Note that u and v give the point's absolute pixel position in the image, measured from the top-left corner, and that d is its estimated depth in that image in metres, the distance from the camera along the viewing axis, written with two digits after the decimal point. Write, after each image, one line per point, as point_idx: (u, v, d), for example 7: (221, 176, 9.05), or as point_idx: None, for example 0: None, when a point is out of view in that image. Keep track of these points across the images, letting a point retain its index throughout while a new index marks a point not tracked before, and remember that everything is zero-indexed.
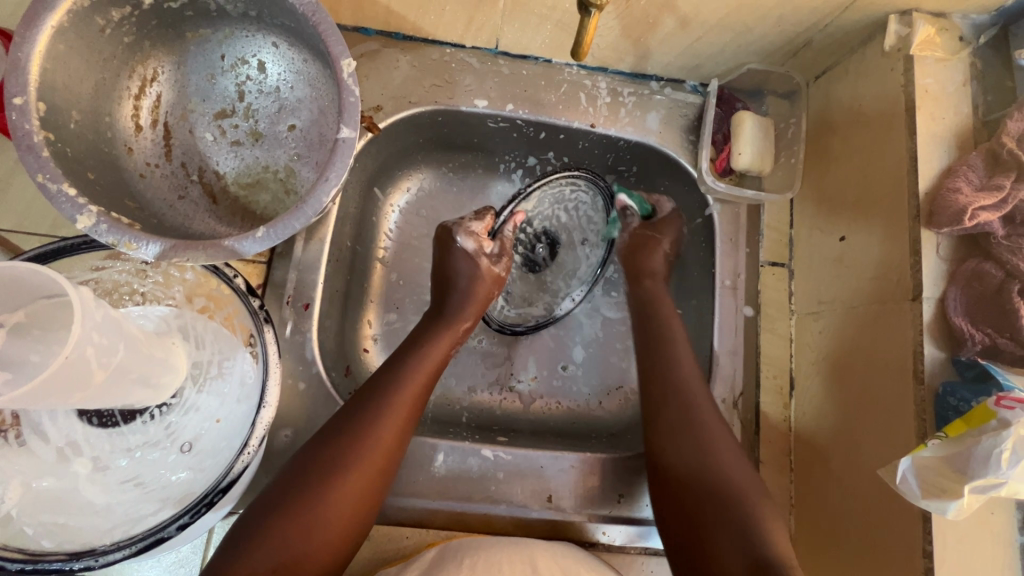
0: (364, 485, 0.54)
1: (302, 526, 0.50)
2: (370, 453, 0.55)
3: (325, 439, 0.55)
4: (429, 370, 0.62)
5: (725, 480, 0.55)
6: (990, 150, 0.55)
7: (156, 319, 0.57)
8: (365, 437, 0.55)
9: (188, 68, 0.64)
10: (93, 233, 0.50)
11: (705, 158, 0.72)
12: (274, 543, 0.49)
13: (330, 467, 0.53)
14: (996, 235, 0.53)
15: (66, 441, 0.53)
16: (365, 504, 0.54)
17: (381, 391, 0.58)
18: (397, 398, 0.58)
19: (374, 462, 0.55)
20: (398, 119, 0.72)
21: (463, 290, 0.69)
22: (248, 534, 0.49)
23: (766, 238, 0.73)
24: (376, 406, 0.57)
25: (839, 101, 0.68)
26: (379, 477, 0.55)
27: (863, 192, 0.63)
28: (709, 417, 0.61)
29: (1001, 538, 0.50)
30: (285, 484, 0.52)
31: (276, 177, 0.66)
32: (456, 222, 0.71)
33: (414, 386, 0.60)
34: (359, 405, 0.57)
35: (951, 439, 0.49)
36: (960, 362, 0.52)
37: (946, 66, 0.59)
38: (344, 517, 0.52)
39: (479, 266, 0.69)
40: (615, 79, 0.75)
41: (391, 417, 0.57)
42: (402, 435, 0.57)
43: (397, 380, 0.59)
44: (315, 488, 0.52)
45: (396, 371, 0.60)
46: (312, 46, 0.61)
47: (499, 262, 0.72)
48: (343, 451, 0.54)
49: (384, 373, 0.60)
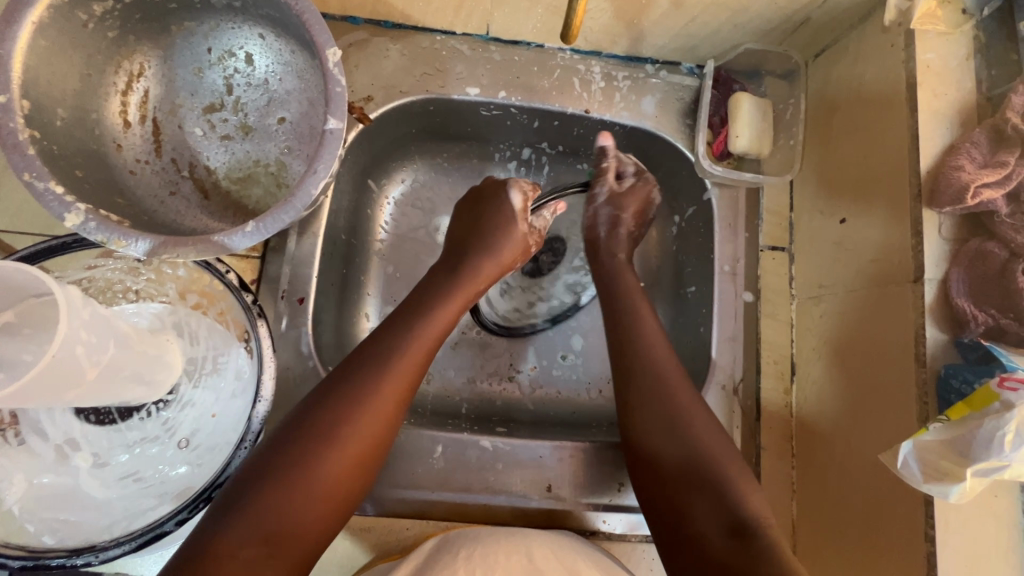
0: (358, 452, 0.53)
1: (293, 493, 0.49)
2: (361, 424, 0.53)
3: (322, 404, 0.53)
4: (439, 331, 0.61)
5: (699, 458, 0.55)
6: (993, 127, 0.53)
7: (150, 317, 0.57)
8: (365, 404, 0.54)
9: (175, 62, 0.63)
10: (81, 231, 0.50)
11: (701, 142, 0.71)
12: (265, 511, 0.47)
13: (322, 439, 0.51)
14: (1000, 214, 0.52)
15: (65, 439, 0.52)
16: (352, 477, 0.53)
17: (377, 363, 0.56)
18: (397, 368, 0.56)
19: (368, 432, 0.54)
20: (389, 109, 0.71)
21: (479, 256, 0.67)
22: (234, 506, 0.47)
23: (765, 222, 0.72)
24: (371, 377, 0.55)
25: (839, 78, 0.66)
26: (372, 447, 0.54)
27: (864, 171, 0.61)
28: (674, 382, 0.60)
29: (1006, 521, 0.50)
30: (277, 448, 0.51)
31: (267, 170, 0.65)
32: (512, 178, 0.71)
33: (412, 360, 0.58)
34: (353, 376, 0.55)
35: (953, 422, 0.48)
36: (964, 345, 0.51)
37: (948, 41, 0.57)
38: (336, 487, 0.51)
39: (516, 228, 0.69)
40: (609, 63, 0.74)
41: (388, 387, 0.55)
42: (398, 409, 0.56)
43: (394, 350, 0.57)
44: (305, 459, 0.50)
45: (395, 338, 0.59)
46: (297, 36, 0.60)
47: (533, 235, 0.72)
48: (336, 421, 0.52)
49: (386, 337, 0.59)
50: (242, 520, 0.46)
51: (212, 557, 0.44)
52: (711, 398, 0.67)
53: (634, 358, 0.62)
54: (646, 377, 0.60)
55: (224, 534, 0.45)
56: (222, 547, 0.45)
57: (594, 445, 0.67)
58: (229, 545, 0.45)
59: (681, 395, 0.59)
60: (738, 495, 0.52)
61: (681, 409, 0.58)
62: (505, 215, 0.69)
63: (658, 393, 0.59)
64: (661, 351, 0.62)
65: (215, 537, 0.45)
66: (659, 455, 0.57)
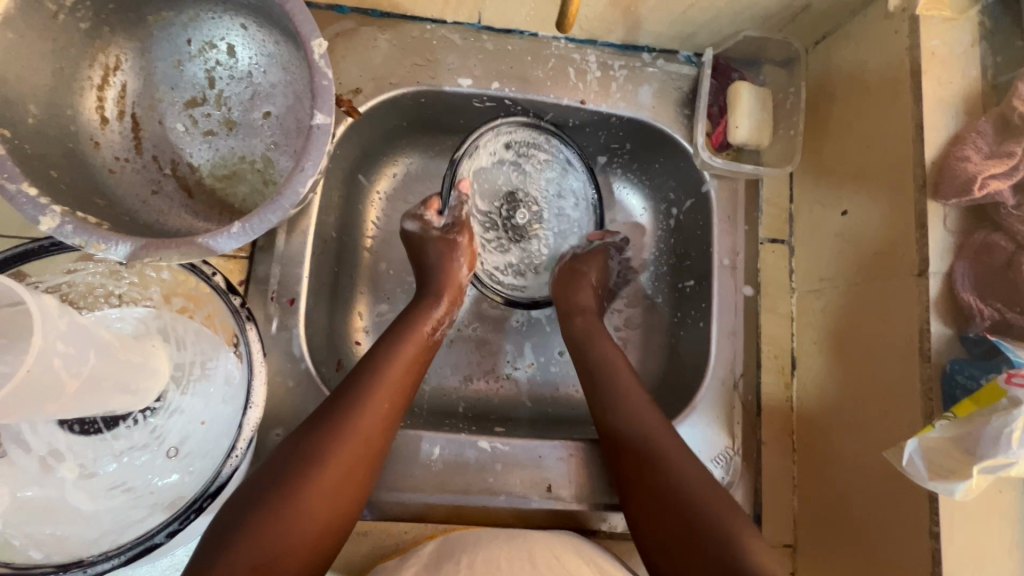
0: (345, 474, 0.52)
1: (284, 518, 0.47)
2: (349, 443, 0.53)
3: (310, 430, 0.53)
4: (406, 364, 0.60)
5: (682, 488, 0.54)
6: (999, 115, 0.52)
7: (134, 321, 0.54)
8: (349, 427, 0.53)
9: (153, 55, 0.60)
10: (57, 235, 0.47)
11: (700, 133, 0.69)
12: (257, 538, 0.46)
13: (309, 463, 0.50)
14: (1006, 205, 0.51)
15: (48, 450, 0.51)
16: (346, 496, 0.52)
17: (360, 386, 0.56)
18: (376, 393, 0.56)
19: (353, 454, 0.52)
20: (378, 102, 0.68)
21: (429, 296, 0.67)
22: (229, 531, 0.46)
23: (765, 214, 0.71)
24: (354, 399, 0.55)
25: (840, 66, 0.65)
26: (359, 470, 0.53)
27: (866, 162, 0.60)
28: (646, 412, 0.60)
29: (1010, 515, 0.49)
30: (268, 475, 0.50)
31: (253, 167, 0.63)
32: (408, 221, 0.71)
33: (390, 383, 0.57)
34: (339, 398, 0.55)
35: (961, 419, 0.47)
36: (968, 340, 0.50)
37: (953, 27, 0.55)
38: (326, 508, 0.50)
39: (450, 271, 0.68)
40: (605, 52, 0.72)
41: (370, 411, 0.55)
42: (383, 432, 0.55)
43: (374, 375, 0.57)
44: (294, 482, 0.49)
45: (377, 360, 0.59)
46: (282, 27, 0.58)
47: (456, 235, 0.69)
48: (323, 443, 0.52)
49: (364, 366, 0.58)
50: (239, 542, 0.45)
51: None
52: (711, 394, 0.66)
53: (608, 392, 0.62)
54: (623, 417, 0.60)
55: (220, 560, 0.44)
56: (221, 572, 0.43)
57: (594, 444, 0.65)
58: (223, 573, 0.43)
59: (656, 427, 0.59)
60: (730, 532, 0.50)
61: (655, 439, 0.58)
62: (437, 265, 0.68)
63: (637, 415, 0.60)
64: (631, 382, 0.63)
65: (211, 564, 0.44)
66: (648, 492, 0.55)
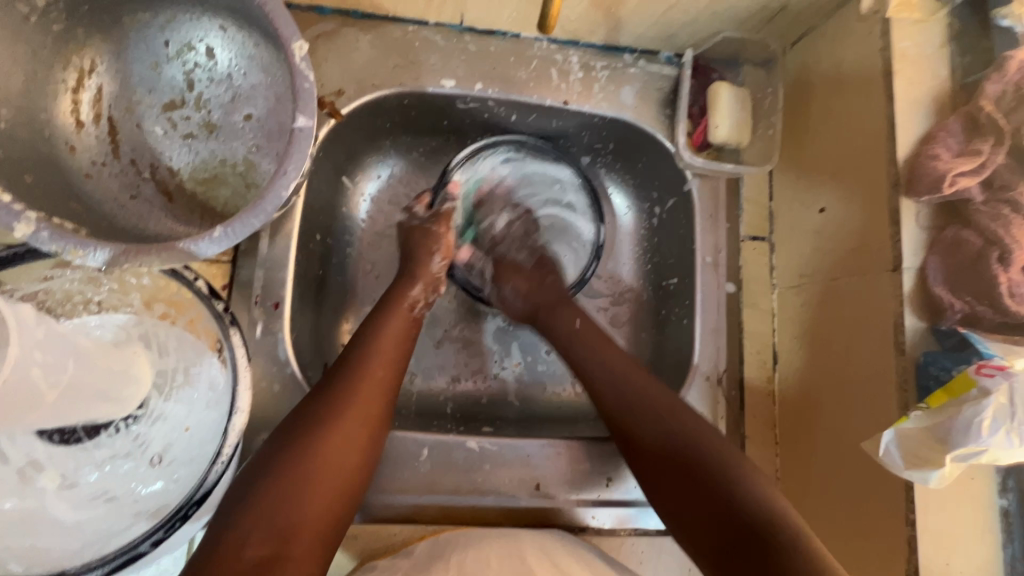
0: (354, 444, 0.52)
1: (291, 486, 0.47)
2: (352, 413, 0.53)
3: (312, 404, 0.53)
4: (397, 336, 0.61)
5: (663, 434, 0.55)
6: (968, 115, 0.54)
7: (114, 329, 0.53)
8: (350, 398, 0.54)
9: (129, 57, 0.59)
10: (33, 241, 0.46)
11: (682, 132, 0.70)
12: (265, 510, 0.46)
13: (313, 433, 0.51)
14: (975, 202, 0.52)
15: (26, 461, 0.49)
16: (351, 465, 0.52)
17: (356, 359, 0.57)
18: (370, 365, 0.57)
19: (359, 425, 0.53)
20: (361, 104, 0.68)
21: (411, 269, 0.67)
22: (236, 509, 0.46)
23: (745, 213, 0.72)
24: (351, 372, 0.56)
25: (816, 67, 0.66)
26: (366, 440, 0.53)
27: (842, 161, 0.61)
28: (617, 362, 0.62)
29: (982, 501, 0.51)
30: (273, 451, 0.50)
31: (234, 170, 0.62)
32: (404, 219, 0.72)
33: (383, 356, 0.58)
34: (337, 372, 0.56)
35: (932, 409, 0.49)
36: (940, 332, 0.52)
37: (923, 28, 0.57)
38: (334, 475, 0.50)
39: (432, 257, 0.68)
40: (587, 53, 0.73)
41: (367, 381, 0.56)
42: (384, 402, 0.56)
43: (367, 347, 0.58)
44: (300, 451, 0.49)
45: (367, 334, 0.60)
46: (262, 29, 0.57)
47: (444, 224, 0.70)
48: (325, 414, 0.52)
49: (357, 340, 0.59)
50: (244, 520, 0.45)
51: (219, 561, 0.43)
52: (695, 390, 0.68)
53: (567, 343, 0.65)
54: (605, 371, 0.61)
55: (229, 537, 0.44)
56: (232, 547, 0.43)
57: (581, 442, 0.66)
58: (235, 546, 0.44)
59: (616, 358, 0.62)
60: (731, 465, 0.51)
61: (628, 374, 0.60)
62: (420, 249, 0.68)
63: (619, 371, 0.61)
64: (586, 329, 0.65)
65: (220, 544, 0.44)
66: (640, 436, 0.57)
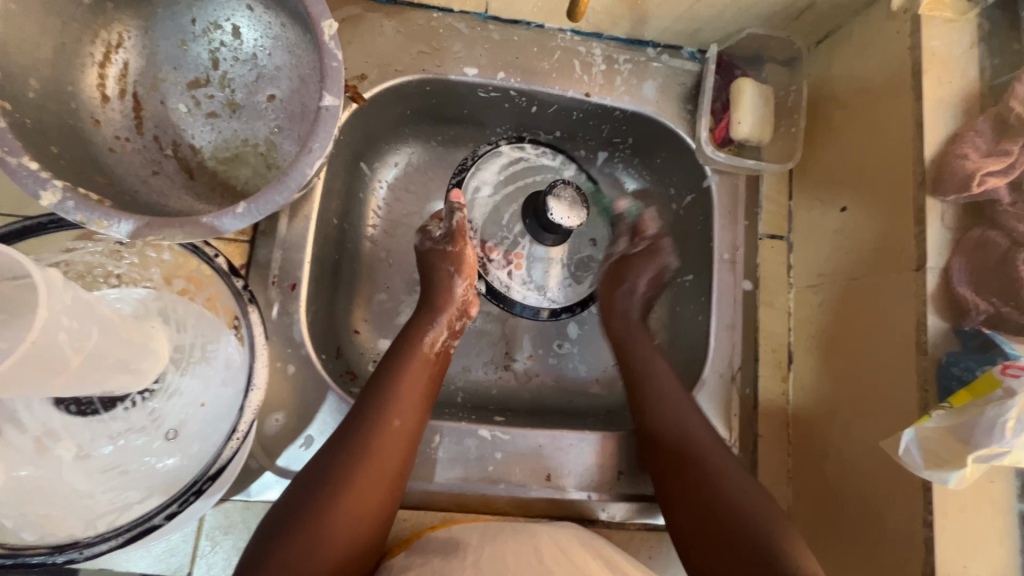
0: (372, 494, 0.53)
1: (311, 538, 0.49)
2: (373, 464, 0.54)
3: (335, 448, 0.54)
4: (424, 379, 0.61)
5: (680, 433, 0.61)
6: (997, 115, 0.54)
7: (133, 302, 0.54)
8: (371, 448, 0.54)
9: (157, 33, 0.60)
10: (59, 211, 0.47)
11: (703, 127, 0.70)
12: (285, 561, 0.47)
13: (335, 482, 0.52)
14: (1002, 203, 0.52)
15: (43, 430, 0.50)
16: (370, 513, 0.53)
17: (379, 402, 0.57)
18: (395, 411, 0.57)
19: (380, 475, 0.54)
20: (384, 89, 0.68)
21: (435, 299, 0.67)
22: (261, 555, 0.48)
23: (764, 211, 0.72)
24: (372, 417, 0.56)
25: (841, 65, 0.66)
26: (387, 488, 0.54)
27: (866, 159, 0.61)
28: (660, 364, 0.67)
29: (1001, 505, 0.51)
30: (295, 498, 0.51)
31: (256, 150, 0.62)
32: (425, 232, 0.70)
33: (410, 402, 0.58)
34: (359, 415, 0.56)
35: (955, 409, 0.49)
36: (965, 333, 0.51)
37: (953, 28, 0.57)
38: (354, 526, 0.51)
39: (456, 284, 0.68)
40: (611, 45, 0.72)
41: (390, 430, 0.56)
42: (407, 450, 0.57)
43: (392, 390, 0.58)
44: (322, 502, 0.51)
45: (393, 375, 0.60)
46: (289, 9, 0.57)
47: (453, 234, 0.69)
48: (346, 461, 0.53)
49: (382, 382, 0.59)
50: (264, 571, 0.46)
51: None
52: (709, 386, 0.67)
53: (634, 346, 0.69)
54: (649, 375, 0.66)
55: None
56: None
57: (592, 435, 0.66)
58: None
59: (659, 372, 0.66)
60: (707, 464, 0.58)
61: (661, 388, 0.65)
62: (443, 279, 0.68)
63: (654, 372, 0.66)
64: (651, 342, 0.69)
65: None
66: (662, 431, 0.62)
